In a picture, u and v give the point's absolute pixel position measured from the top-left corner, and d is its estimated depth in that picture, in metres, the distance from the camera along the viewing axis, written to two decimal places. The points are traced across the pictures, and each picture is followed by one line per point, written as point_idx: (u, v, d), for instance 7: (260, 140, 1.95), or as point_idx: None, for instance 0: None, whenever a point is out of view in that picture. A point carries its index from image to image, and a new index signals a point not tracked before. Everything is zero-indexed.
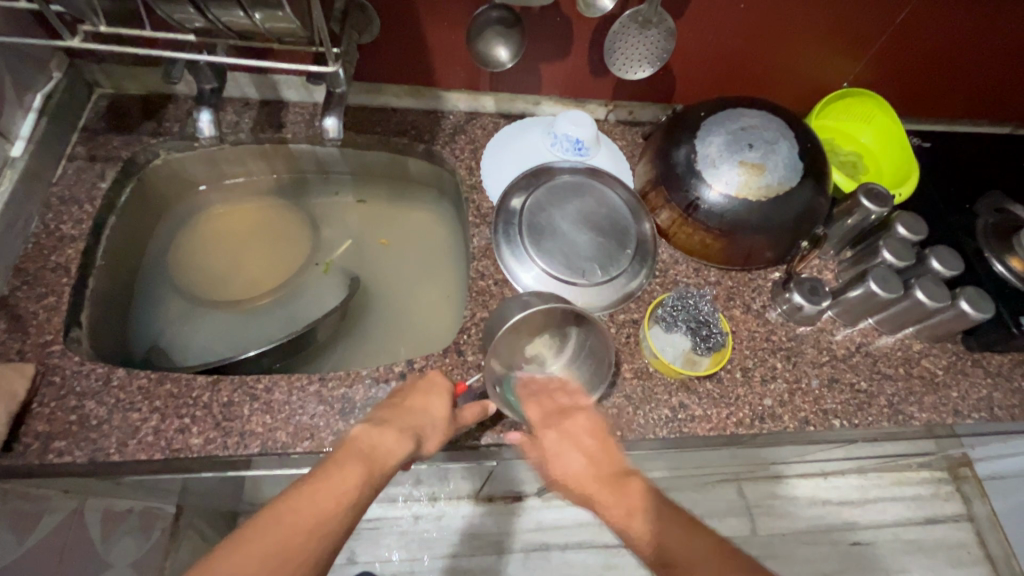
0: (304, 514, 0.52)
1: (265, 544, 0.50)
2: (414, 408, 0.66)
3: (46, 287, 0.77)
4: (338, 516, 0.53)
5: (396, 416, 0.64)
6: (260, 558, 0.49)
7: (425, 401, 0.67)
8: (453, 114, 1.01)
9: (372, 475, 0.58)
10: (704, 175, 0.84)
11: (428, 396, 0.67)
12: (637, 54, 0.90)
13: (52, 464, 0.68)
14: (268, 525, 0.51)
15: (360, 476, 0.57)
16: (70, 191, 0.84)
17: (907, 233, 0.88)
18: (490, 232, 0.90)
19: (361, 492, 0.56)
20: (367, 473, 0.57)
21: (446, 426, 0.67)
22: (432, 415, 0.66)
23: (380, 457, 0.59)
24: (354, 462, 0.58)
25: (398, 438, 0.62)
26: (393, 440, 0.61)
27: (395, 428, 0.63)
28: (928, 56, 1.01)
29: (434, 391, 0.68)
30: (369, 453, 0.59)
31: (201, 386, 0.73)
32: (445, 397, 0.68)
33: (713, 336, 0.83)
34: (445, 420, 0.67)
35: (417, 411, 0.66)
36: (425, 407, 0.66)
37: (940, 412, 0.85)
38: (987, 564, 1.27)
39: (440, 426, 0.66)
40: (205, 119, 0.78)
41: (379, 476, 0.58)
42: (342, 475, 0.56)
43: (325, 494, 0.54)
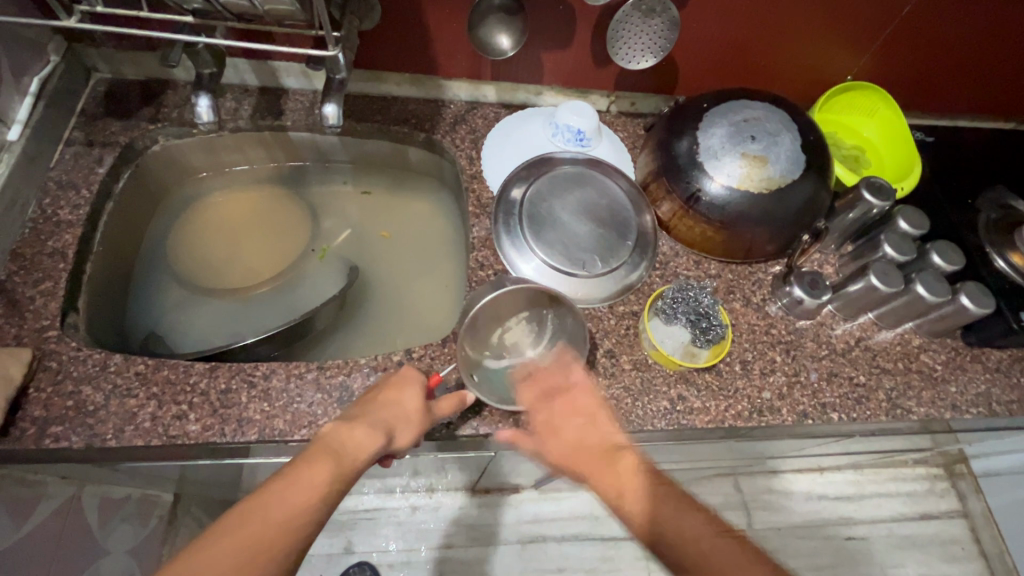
0: (271, 514, 0.52)
1: (229, 542, 0.50)
2: (386, 402, 0.64)
3: (43, 273, 0.77)
4: (303, 518, 0.53)
5: (367, 412, 0.63)
6: (225, 557, 0.49)
7: (397, 394, 0.65)
8: (454, 103, 1.00)
9: (339, 473, 0.57)
10: (705, 167, 0.84)
11: (400, 390, 0.65)
12: (641, 44, 0.89)
13: (48, 450, 0.68)
14: (232, 524, 0.51)
15: (325, 475, 0.55)
16: (67, 176, 0.84)
17: (909, 227, 0.88)
18: (490, 222, 0.90)
19: (327, 492, 0.55)
20: (335, 472, 0.56)
21: (419, 418, 0.65)
22: (404, 409, 0.64)
23: (348, 455, 0.58)
24: (321, 460, 0.57)
25: (368, 435, 0.60)
26: (362, 438, 0.60)
27: (365, 425, 0.61)
28: (933, 50, 1.00)
29: (407, 384, 0.66)
30: (337, 451, 0.58)
31: (198, 373, 0.73)
32: (417, 389, 0.66)
33: (713, 329, 0.83)
34: (420, 412, 0.65)
35: (387, 405, 0.64)
36: (397, 401, 0.64)
37: (939, 406, 0.85)
38: (980, 560, 1.28)
39: (413, 419, 0.64)
40: (204, 104, 0.76)
41: (346, 474, 0.57)
42: (307, 475, 0.55)
43: (292, 494, 0.53)
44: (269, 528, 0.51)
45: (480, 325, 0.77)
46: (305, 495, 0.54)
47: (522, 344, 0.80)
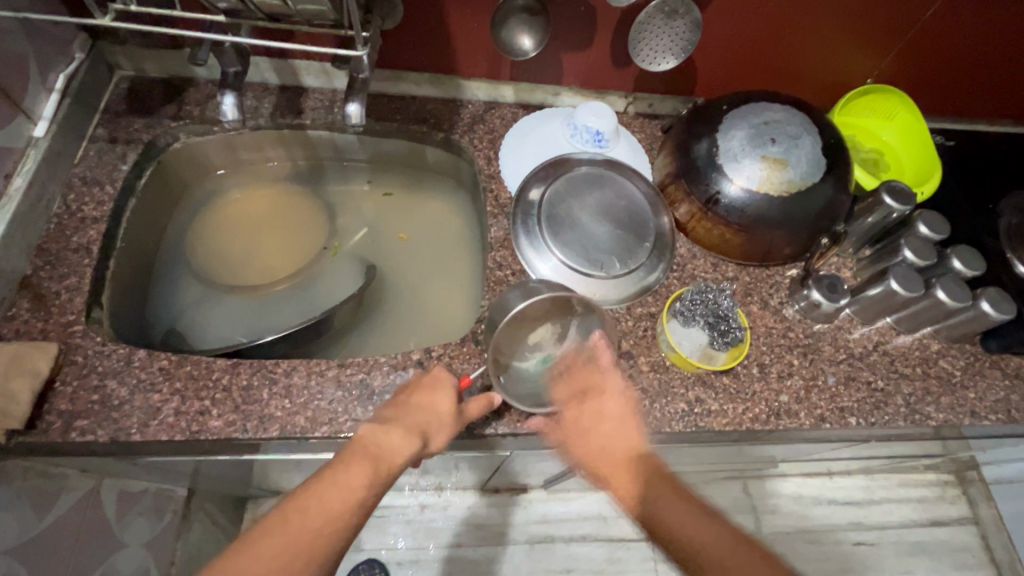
0: (317, 511, 0.53)
1: (275, 543, 0.51)
2: (419, 406, 0.66)
3: (68, 268, 0.78)
4: (348, 513, 0.54)
5: (401, 415, 0.64)
6: (269, 559, 0.50)
7: (430, 397, 0.67)
8: (472, 103, 1.00)
9: (376, 475, 0.58)
10: (725, 169, 0.83)
11: (432, 394, 0.67)
12: (662, 45, 0.89)
13: (73, 443, 0.69)
14: (276, 524, 0.52)
15: (365, 477, 0.57)
16: (92, 173, 0.85)
17: (929, 232, 0.88)
18: (508, 222, 0.90)
19: (367, 492, 0.57)
20: (373, 474, 0.58)
21: (452, 422, 0.67)
22: (436, 413, 0.66)
23: (384, 457, 0.60)
24: (358, 462, 0.58)
25: (403, 437, 0.62)
26: (398, 441, 0.61)
27: (400, 428, 0.63)
28: (954, 54, 1.00)
29: (439, 387, 0.68)
30: (374, 454, 0.60)
31: (221, 368, 0.74)
32: (449, 393, 0.68)
33: (732, 332, 0.82)
34: (452, 416, 0.67)
35: (421, 410, 0.65)
36: (431, 405, 0.66)
37: (957, 412, 0.85)
38: (990, 568, 1.27)
39: (446, 422, 0.66)
40: (228, 102, 0.76)
41: (385, 476, 0.59)
42: (347, 474, 0.57)
43: (336, 493, 0.55)
44: (314, 523, 0.53)
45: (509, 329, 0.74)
46: (349, 493, 0.56)
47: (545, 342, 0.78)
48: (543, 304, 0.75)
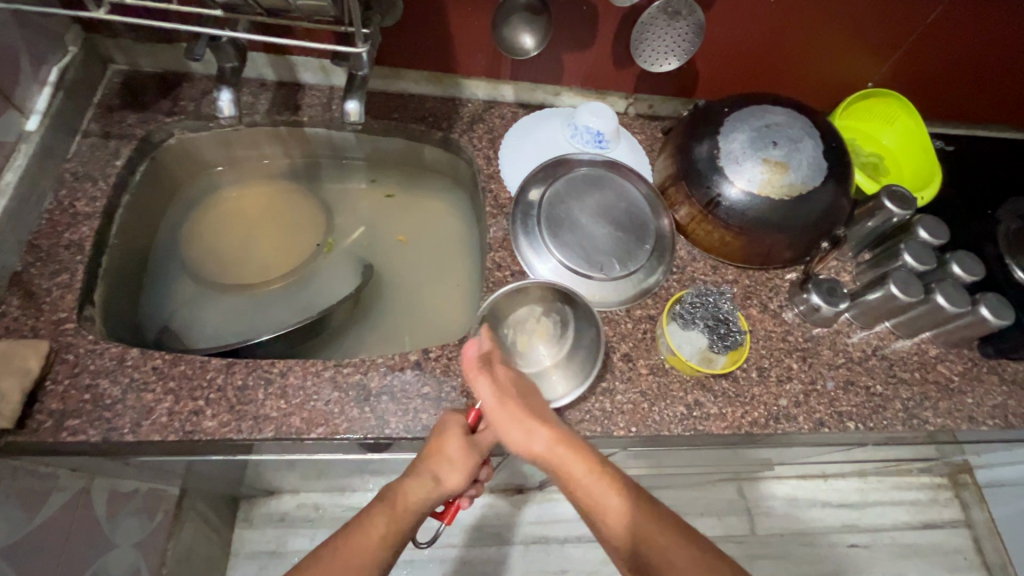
0: (339, 565, 0.56)
1: None
2: (433, 451, 0.65)
3: (60, 265, 0.76)
4: (370, 563, 0.57)
5: (418, 462, 0.65)
6: None
7: (442, 441, 0.65)
8: (472, 102, 0.99)
9: (395, 526, 0.60)
10: (726, 172, 0.83)
11: (447, 439, 0.65)
12: (665, 46, 0.89)
13: (64, 443, 0.67)
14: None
15: (383, 528, 0.59)
16: (85, 168, 0.83)
17: (930, 237, 0.88)
18: (507, 223, 0.89)
19: (387, 541, 0.59)
20: (392, 525, 0.60)
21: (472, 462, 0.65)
22: (450, 456, 0.65)
23: (400, 506, 0.61)
24: (377, 512, 0.60)
25: (418, 484, 0.63)
26: (413, 489, 0.62)
27: (416, 476, 0.63)
28: (954, 59, 1.00)
29: (451, 430, 0.66)
30: (392, 503, 0.61)
31: (215, 368, 0.73)
32: (461, 434, 0.66)
33: (732, 335, 0.83)
34: (470, 456, 0.65)
35: (433, 455, 0.65)
36: (443, 450, 0.65)
37: (955, 417, 0.85)
38: (982, 570, 1.27)
39: (463, 464, 0.65)
40: (225, 98, 0.76)
41: (405, 524, 0.60)
42: (367, 528, 0.59)
43: (357, 547, 0.57)
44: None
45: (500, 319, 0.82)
46: (370, 546, 0.58)
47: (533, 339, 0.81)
48: (534, 293, 0.82)
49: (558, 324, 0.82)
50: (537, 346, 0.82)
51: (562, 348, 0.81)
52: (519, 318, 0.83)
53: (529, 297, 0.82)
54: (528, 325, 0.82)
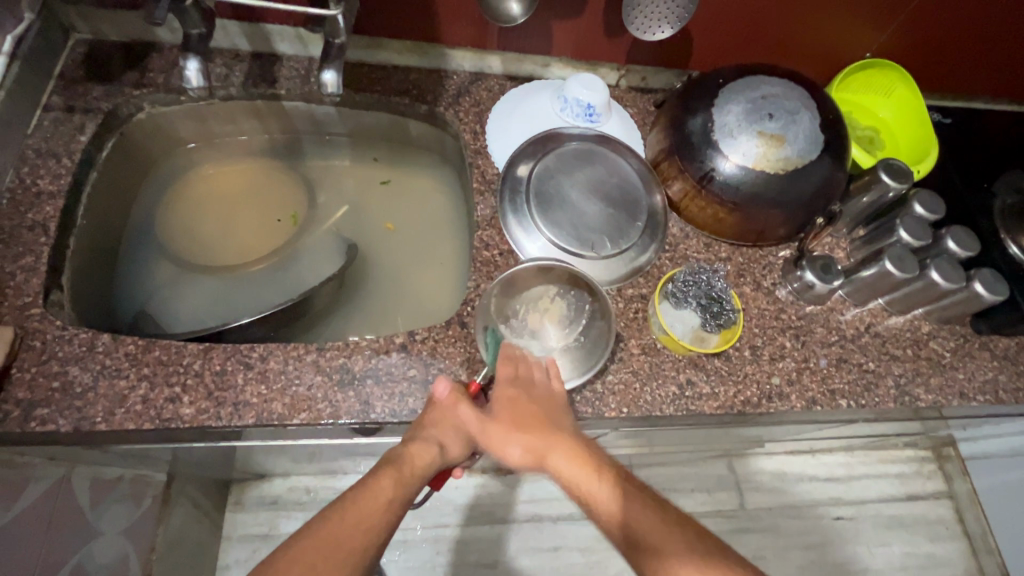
0: (350, 523, 0.52)
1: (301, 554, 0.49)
2: (432, 421, 0.66)
3: (23, 247, 0.72)
4: (378, 523, 0.53)
5: (418, 431, 0.65)
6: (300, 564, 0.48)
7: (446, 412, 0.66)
8: (457, 74, 0.95)
9: (404, 485, 0.58)
10: (720, 145, 0.80)
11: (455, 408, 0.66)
12: (657, 12, 0.84)
13: (34, 433, 0.65)
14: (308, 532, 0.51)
15: (392, 487, 0.56)
16: (47, 144, 0.79)
17: (925, 213, 0.86)
18: (495, 200, 0.86)
19: (395, 502, 0.56)
20: (401, 486, 0.57)
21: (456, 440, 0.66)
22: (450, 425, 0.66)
23: (409, 469, 0.59)
24: (385, 473, 0.58)
25: (426, 449, 0.62)
26: (421, 455, 0.62)
27: (419, 440, 0.63)
28: (954, 29, 0.97)
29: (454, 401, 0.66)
30: (402, 465, 0.60)
31: (192, 353, 0.70)
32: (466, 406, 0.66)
33: (725, 314, 0.82)
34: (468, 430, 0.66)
35: (436, 423, 0.66)
36: (450, 419, 0.66)
37: (946, 393, 0.84)
38: (963, 540, 1.30)
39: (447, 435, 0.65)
40: (193, 68, 0.71)
41: (410, 488, 0.58)
42: (378, 485, 0.56)
43: (370, 502, 0.54)
44: (348, 533, 0.51)
45: (515, 291, 0.81)
46: (380, 504, 0.54)
47: (547, 326, 0.80)
48: (556, 275, 0.81)
49: (571, 308, 0.81)
50: (546, 327, 0.80)
51: (573, 330, 0.80)
52: (532, 296, 0.81)
53: (551, 276, 0.81)
54: (541, 304, 0.81)
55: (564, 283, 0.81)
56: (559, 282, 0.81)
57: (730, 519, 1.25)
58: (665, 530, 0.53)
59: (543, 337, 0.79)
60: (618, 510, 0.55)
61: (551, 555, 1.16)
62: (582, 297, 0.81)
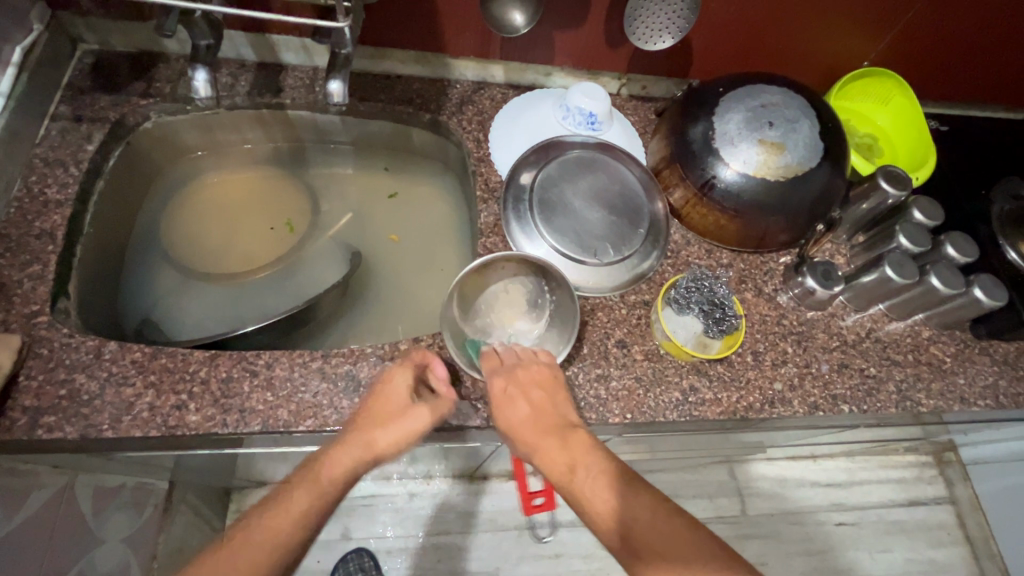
0: (257, 541, 0.56)
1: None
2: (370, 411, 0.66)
3: (31, 255, 0.73)
4: (282, 540, 0.56)
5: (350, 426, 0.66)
6: None
7: (386, 397, 0.67)
8: (460, 83, 0.96)
9: (319, 492, 0.59)
10: (721, 153, 0.81)
11: (383, 404, 0.67)
12: (659, 23, 0.86)
13: (40, 441, 0.65)
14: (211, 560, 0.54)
15: (305, 504, 0.58)
16: (54, 153, 0.79)
17: (924, 219, 0.87)
18: (498, 207, 0.87)
19: (309, 516, 0.58)
20: (313, 494, 0.59)
21: (408, 428, 0.65)
22: (376, 415, 0.66)
23: (325, 476, 0.60)
24: (300, 485, 0.60)
25: (351, 450, 0.62)
26: (342, 455, 0.62)
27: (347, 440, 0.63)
28: (950, 37, 0.98)
29: (392, 381, 0.68)
30: (317, 473, 0.61)
31: (198, 360, 0.70)
32: (399, 386, 0.68)
33: (728, 320, 0.82)
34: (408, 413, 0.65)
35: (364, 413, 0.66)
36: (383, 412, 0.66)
37: (947, 398, 0.85)
38: (966, 545, 1.30)
39: (394, 429, 0.64)
40: (201, 78, 0.72)
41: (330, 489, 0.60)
42: (286, 502, 0.58)
43: (277, 522, 0.57)
44: (254, 550, 0.55)
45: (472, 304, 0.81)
46: (289, 522, 0.57)
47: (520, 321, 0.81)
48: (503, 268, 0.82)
49: (534, 296, 0.82)
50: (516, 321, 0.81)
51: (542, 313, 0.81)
52: (490, 300, 0.82)
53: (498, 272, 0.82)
54: (502, 304, 0.82)
55: (514, 273, 0.83)
56: (511, 276, 0.83)
57: (731, 525, 1.25)
58: (648, 516, 0.53)
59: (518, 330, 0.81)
60: (603, 504, 0.55)
61: (553, 562, 1.16)
62: (539, 281, 0.82)
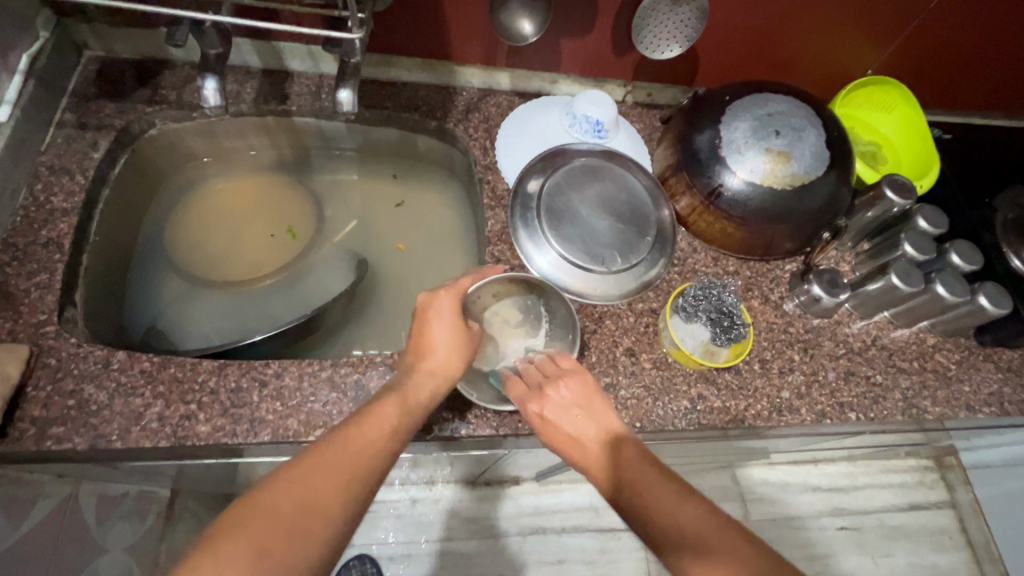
0: (348, 448, 0.52)
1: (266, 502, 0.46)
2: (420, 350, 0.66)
3: (38, 264, 0.72)
4: (381, 450, 0.54)
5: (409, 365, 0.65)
6: (268, 516, 0.45)
7: (427, 330, 0.67)
8: (466, 90, 0.96)
9: (405, 417, 0.59)
10: (728, 161, 0.82)
11: (430, 330, 0.67)
12: (665, 32, 0.86)
13: (48, 452, 0.64)
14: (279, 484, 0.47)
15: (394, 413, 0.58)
16: (61, 161, 0.79)
17: (929, 227, 0.87)
18: (505, 215, 0.87)
19: (397, 427, 0.57)
20: (402, 416, 0.58)
21: (459, 352, 0.67)
22: (432, 348, 0.66)
23: (412, 398, 0.61)
24: (388, 402, 0.59)
25: (428, 383, 0.64)
26: (422, 387, 0.63)
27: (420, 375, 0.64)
28: (952, 46, 0.99)
29: (433, 314, 0.68)
30: (404, 395, 0.61)
31: (207, 370, 0.70)
32: (443, 321, 0.68)
33: (735, 328, 0.82)
34: (457, 336, 0.68)
35: (419, 350, 0.66)
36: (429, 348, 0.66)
37: (952, 406, 0.85)
38: (967, 550, 1.30)
39: (445, 358, 0.66)
40: (211, 87, 0.73)
41: (413, 417, 0.60)
42: (375, 416, 0.56)
43: (368, 429, 0.55)
44: (350, 456, 0.51)
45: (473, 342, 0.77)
46: (381, 430, 0.55)
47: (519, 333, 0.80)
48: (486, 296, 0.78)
49: (520, 306, 0.81)
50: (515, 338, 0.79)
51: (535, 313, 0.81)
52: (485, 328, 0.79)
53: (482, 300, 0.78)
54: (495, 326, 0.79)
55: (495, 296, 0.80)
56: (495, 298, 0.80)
57: None
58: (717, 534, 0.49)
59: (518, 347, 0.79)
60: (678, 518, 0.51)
61: (557, 568, 1.16)
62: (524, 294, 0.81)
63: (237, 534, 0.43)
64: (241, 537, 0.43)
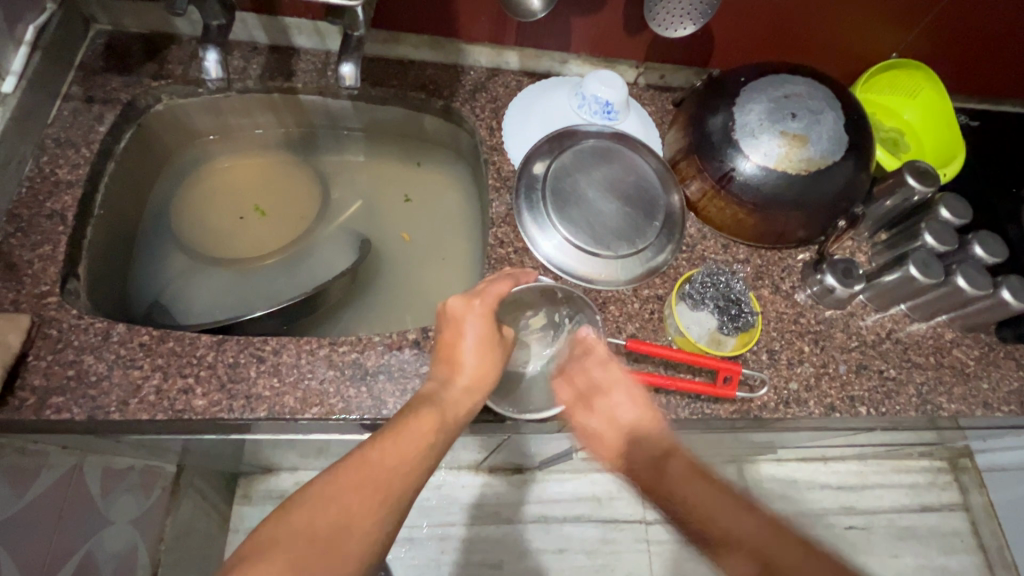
0: (383, 461, 0.52)
1: (306, 518, 0.47)
2: (451, 353, 0.65)
3: (42, 235, 0.73)
4: (416, 466, 0.54)
5: (445, 366, 0.65)
6: (309, 526, 0.47)
7: (457, 333, 0.66)
8: (474, 69, 0.94)
9: (445, 427, 0.59)
10: (741, 144, 0.79)
11: (457, 340, 0.65)
12: (679, 10, 0.83)
13: (48, 421, 0.65)
14: (322, 498, 0.49)
15: (433, 428, 0.57)
16: (66, 134, 0.79)
17: (951, 217, 0.84)
18: (511, 197, 0.85)
19: (435, 443, 0.57)
20: (440, 429, 0.58)
21: (489, 366, 0.65)
22: (462, 355, 0.65)
23: (450, 412, 0.60)
24: (427, 413, 0.59)
25: (467, 397, 0.63)
26: (462, 402, 0.62)
27: (459, 384, 0.63)
28: (983, 29, 0.95)
29: (466, 320, 0.66)
30: (441, 406, 0.60)
31: (205, 345, 0.70)
32: (473, 327, 0.66)
33: (743, 317, 0.81)
34: (487, 350, 0.66)
35: (449, 351, 0.65)
36: (457, 354, 0.65)
37: (969, 402, 0.82)
38: (978, 554, 1.27)
39: (475, 371, 0.64)
40: (212, 59, 0.73)
41: (450, 431, 0.59)
42: (416, 425, 0.57)
43: (404, 444, 0.55)
44: (386, 471, 0.52)
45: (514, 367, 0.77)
46: (417, 447, 0.55)
47: (535, 342, 0.78)
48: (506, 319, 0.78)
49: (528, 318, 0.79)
50: (530, 348, 0.78)
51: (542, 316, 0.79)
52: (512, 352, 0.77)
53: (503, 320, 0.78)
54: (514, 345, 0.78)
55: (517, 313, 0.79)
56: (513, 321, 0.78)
57: None
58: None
59: (536, 351, 0.78)
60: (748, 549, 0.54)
61: (559, 555, 1.15)
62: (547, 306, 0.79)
63: (279, 541, 0.46)
64: (281, 552, 0.45)
